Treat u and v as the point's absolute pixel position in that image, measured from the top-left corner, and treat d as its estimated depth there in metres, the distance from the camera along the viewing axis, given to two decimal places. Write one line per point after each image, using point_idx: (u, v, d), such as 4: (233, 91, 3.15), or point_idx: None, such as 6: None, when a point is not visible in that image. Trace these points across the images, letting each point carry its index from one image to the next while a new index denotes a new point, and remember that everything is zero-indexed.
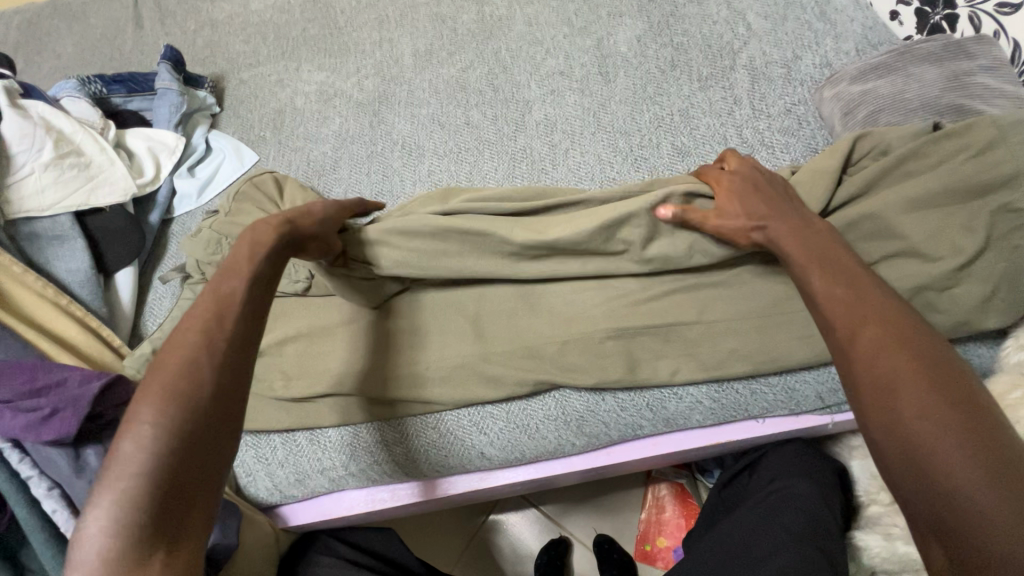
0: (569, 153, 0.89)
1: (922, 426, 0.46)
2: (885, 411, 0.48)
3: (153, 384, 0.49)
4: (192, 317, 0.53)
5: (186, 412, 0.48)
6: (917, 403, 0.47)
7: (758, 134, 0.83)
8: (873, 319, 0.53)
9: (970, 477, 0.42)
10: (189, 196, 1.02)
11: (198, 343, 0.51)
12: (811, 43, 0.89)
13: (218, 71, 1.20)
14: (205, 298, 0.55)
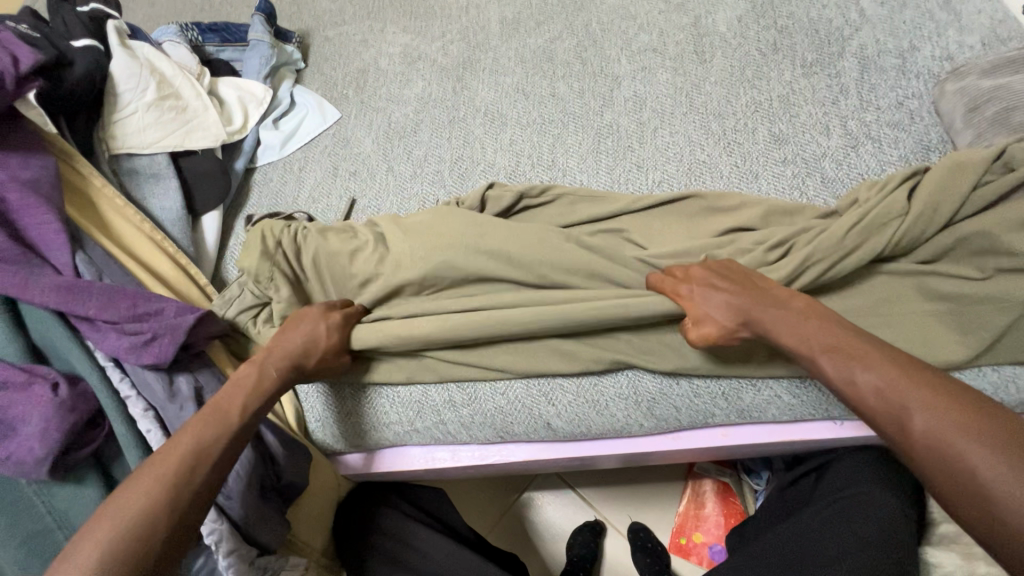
0: (658, 132, 0.87)
1: (963, 448, 0.46)
2: (929, 453, 0.48)
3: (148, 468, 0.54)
4: (189, 433, 0.57)
5: (144, 530, 0.50)
6: (942, 435, 0.48)
7: (865, 126, 0.79)
8: (852, 347, 0.57)
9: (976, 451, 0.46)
10: (272, 147, 1.05)
11: (174, 468, 0.54)
12: (931, 34, 0.83)
13: (304, 28, 1.22)
14: (206, 419, 0.59)
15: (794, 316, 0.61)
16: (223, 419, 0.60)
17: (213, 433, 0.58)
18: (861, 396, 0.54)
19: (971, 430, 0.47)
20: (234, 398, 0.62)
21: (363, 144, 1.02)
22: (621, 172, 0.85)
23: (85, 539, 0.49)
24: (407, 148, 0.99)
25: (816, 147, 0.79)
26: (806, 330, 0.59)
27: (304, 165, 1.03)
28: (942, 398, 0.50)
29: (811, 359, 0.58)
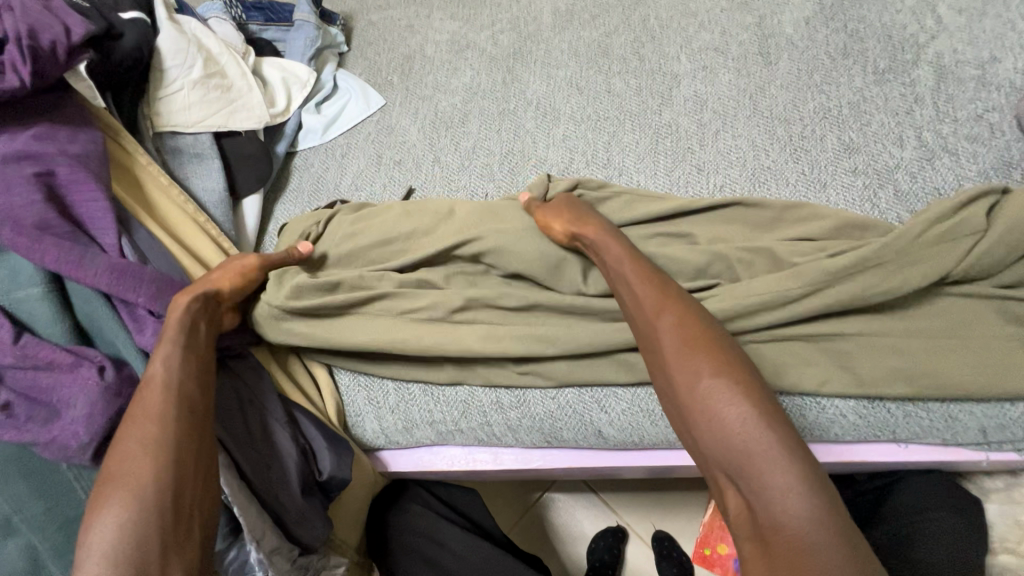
0: (720, 134, 0.84)
1: (750, 441, 0.48)
2: (706, 432, 0.51)
3: (116, 463, 0.53)
4: (134, 414, 0.56)
5: (147, 497, 0.51)
6: (752, 443, 0.48)
7: (941, 139, 0.76)
8: (682, 336, 0.56)
9: (760, 451, 0.48)
10: (314, 132, 1.02)
11: (137, 440, 0.54)
12: (1013, 45, 0.80)
13: (348, 10, 1.19)
14: (145, 393, 0.58)
15: (661, 299, 0.60)
16: (161, 385, 0.58)
17: (152, 403, 0.57)
18: (677, 386, 0.54)
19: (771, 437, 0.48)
20: (159, 363, 0.60)
21: (409, 133, 0.99)
22: (680, 174, 0.82)
23: (95, 529, 0.50)
24: (454, 139, 0.96)
25: (889, 158, 0.76)
26: (661, 320, 0.58)
27: (347, 151, 1.00)
28: (746, 396, 0.51)
29: (655, 334, 0.58)
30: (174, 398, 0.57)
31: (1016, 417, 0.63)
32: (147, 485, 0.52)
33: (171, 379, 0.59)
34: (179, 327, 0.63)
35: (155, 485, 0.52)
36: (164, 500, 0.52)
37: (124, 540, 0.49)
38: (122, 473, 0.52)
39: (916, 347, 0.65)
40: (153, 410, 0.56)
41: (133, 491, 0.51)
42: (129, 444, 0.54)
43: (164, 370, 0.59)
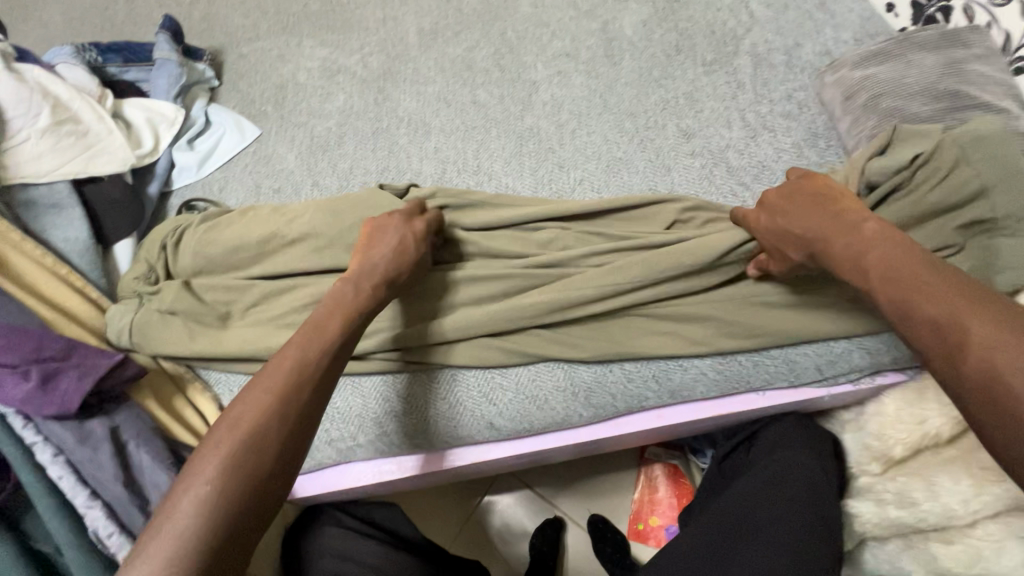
0: (576, 133, 0.90)
1: (973, 326, 0.47)
2: (921, 322, 0.50)
3: (211, 442, 0.51)
4: (256, 397, 0.54)
5: (248, 491, 0.49)
6: (959, 318, 0.48)
7: (761, 118, 0.86)
8: (884, 243, 0.56)
9: (990, 330, 0.46)
10: (188, 169, 1.00)
11: (274, 433, 0.53)
12: (811, 33, 0.91)
13: (216, 45, 1.19)
14: (272, 377, 0.56)
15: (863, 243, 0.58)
16: (280, 376, 0.56)
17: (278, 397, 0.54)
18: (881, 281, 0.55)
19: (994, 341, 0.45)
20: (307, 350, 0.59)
21: (286, 161, 1.00)
22: (544, 173, 0.88)
23: (179, 510, 0.47)
24: (332, 162, 0.98)
25: (720, 140, 0.85)
26: (858, 261, 0.57)
27: (224, 185, 1.00)
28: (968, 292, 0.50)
29: (831, 251, 0.60)
30: (289, 390, 0.55)
31: (840, 352, 0.72)
32: (259, 479, 0.50)
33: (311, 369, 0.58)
34: (344, 310, 0.64)
35: (267, 487, 0.51)
36: (240, 510, 0.49)
37: (187, 546, 0.45)
38: (236, 459, 0.50)
39: (754, 302, 0.72)
40: (277, 400, 0.54)
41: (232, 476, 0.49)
42: (237, 424, 0.52)
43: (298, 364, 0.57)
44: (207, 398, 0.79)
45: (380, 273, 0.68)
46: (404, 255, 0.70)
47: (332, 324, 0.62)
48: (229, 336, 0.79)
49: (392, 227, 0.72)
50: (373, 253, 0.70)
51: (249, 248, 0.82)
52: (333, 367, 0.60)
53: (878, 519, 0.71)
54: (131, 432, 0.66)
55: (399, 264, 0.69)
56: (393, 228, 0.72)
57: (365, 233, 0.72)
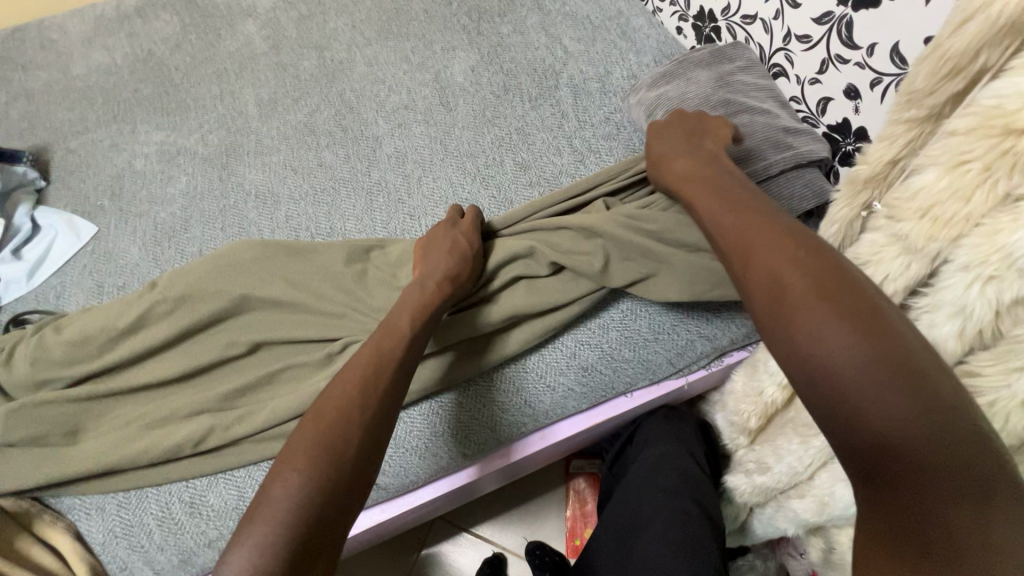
0: (422, 180, 0.93)
1: (838, 361, 0.43)
2: (774, 315, 0.48)
3: (308, 422, 0.55)
4: (344, 376, 0.59)
5: (351, 459, 0.54)
6: (835, 351, 0.44)
7: (586, 142, 0.93)
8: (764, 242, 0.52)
9: (854, 366, 0.42)
10: (17, 280, 0.93)
11: (358, 404, 0.57)
12: (618, 59, 1.01)
13: (39, 143, 1.12)
14: (357, 360, 0.61)
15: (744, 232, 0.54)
16: (355, 366, 0.60)
17: (355, 380, 0.58)
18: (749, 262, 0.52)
19: (813, 315, 0.45)
20: (369, 344, 0.63)
21: (130, 254, 0.95)
22: (397, 223, 0.90)
23: (282, 481, 0.51)
24: (179, 248, 0.94)
25: (553, 167, 0.91)
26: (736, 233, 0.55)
27: (62, 291, 0.93)
28: (867, 326, 0.44)
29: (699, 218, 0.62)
30: (379, 366, 0.60)
31: (685, 344, 0.79)
32: (350, 453, 0.54)
33: (384, 361, 0.61)
34: (414, 306, 0.67)
35: (360, 453, 0.54)
36: (344, 474, 0.53)
37: (296, 507, 0.49)
38: (322, 431, 0.54)
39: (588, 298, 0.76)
40: (358, 382, 0.58)
41: (330, 439, 0.54)
42: (339, 400, 0.57)
43: (371, 355, 0.61)
44: (59, 528, 0.72)
45: (443, 270, 0.71)
46: (461, 255, 0.73)
47: (405, 320, 0.66)
48: (75, 455, 0.72)
49: (443, 228, 0.78)
50: (438, 242, 0.76)
51: (86, 356, 0.76)
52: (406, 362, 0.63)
53: (750, 488, 0.78)
54: None
55: (453, 263, 0.72)
56: (444, 230, 0.77)
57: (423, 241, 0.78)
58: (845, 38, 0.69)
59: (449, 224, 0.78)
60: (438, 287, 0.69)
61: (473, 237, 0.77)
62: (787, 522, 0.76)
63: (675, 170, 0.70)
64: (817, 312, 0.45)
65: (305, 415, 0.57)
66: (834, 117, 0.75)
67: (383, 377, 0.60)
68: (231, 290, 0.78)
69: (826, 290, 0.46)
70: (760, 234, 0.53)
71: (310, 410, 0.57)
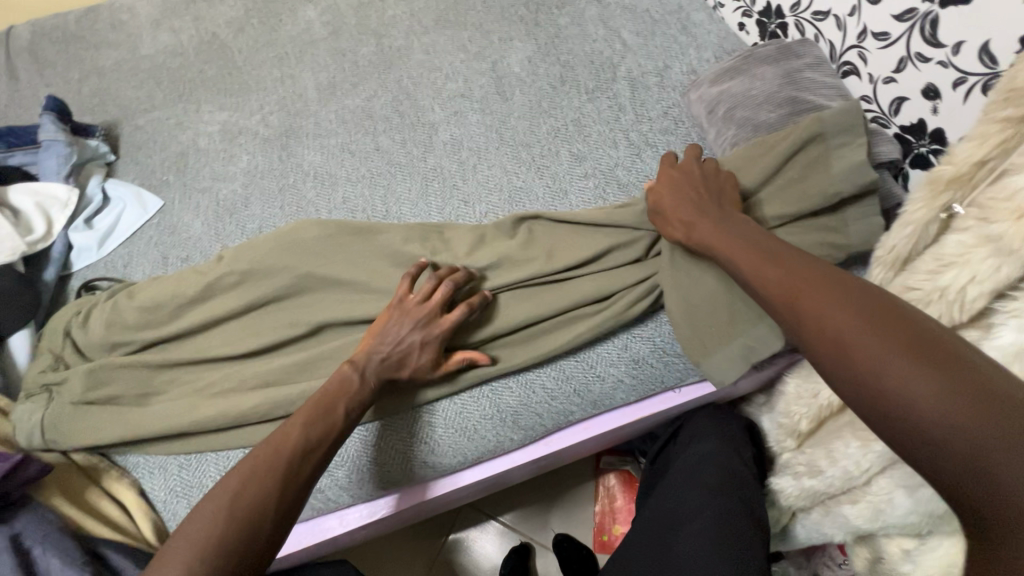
0: (477, 167, 0.94)
1: (900, 390, 0.42)
2: (830, 347, 0.48)
3: (219, 492, 0.55)
4: (265, 451, 0.59)
5: (253, 542, 0.54)
6: (886, 380, 0.43)
7: (643, 136, 0.93)
8: (811, 286, 0.52)
9: (919, 393, 0.41)
10: (88, 249, 0.97)
11: (271, 488, 0.57)
12: (678, 54, 1.01)
13: (109, 118, 1.17)
14: (286, 435, 0.61)
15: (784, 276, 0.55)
16: (279, 452, 0.59)
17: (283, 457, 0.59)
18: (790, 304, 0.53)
19: (875, 348, 0.45)
20: (299, 430, 0.62)
21: (193, 228, 0.99)
22: (451, 209, 0.91)
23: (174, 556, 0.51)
24: (240, 224, 0.97)
25: (608, 160, 0.91)
26: (778, 278, 0.56)
27: (130, 260, 0.97)
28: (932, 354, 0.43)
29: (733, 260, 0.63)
30: (299, 451, 0.60)
31: None
32: (252, 538, 0.54)
33: (308, 450, 0.61)
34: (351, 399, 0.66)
35: (259, 541, 0.54)
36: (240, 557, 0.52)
37: None
38: (225, 521, 0.53)
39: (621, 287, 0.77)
40: (275, 471, 0.58)
41: (233, 520, 0.53)
42: (255, 476, 0.57)
43: (302, 439, 0.61)
44: (125, 484, 0.76)
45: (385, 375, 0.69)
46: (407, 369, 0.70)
47: (342, 408, 0.65)
48: (146, 416, 0.75)
49: (403, 313, 0.71)
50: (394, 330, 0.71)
51: (156, 323, 0.79)
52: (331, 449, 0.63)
53: (798, 492, 0.76)
54: (36, 536, 0.62)
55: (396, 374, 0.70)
56: (404, 315, 0.71)
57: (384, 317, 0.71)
58: (928, 37, 0.67)
59: (416, 311, 0.71)
60: (374, 381, 0.68)
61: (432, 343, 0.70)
62: (834, 528, 0.75)
63: (691, 214, 0.69)
64: (873, 349, 0.45)
65: (219, 482, 0.57)
66: (908, 118, 0.73)
67: (301, 469, 0.60)
68: (293, 267, 0.80)
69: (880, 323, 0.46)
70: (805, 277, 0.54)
71: (225, 478, 0.57)
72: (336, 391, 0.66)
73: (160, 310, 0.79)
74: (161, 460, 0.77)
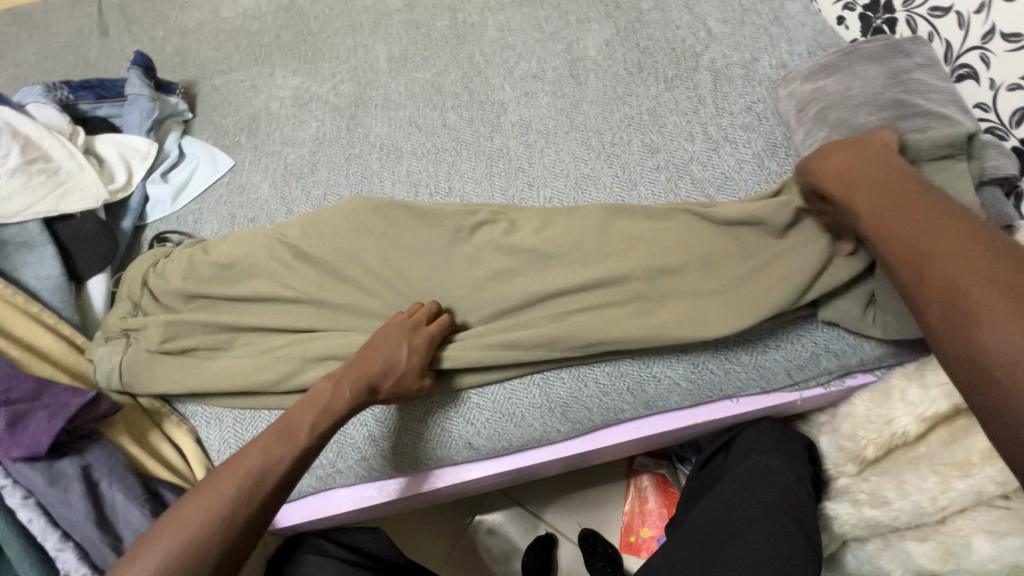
0: (545, 151, 0.92)
1: (1018, 377, 0.41)
2: (949, 313, 0.47)
3: (168, 523, 0.55)
4: (218, 479, 0.58)
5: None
6: (1005, 359, 0.42)
7: (722, 130, 0.88)
8: (958, 249, 0.49)
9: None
10: (163, 202, 1.01)
11: (216, 522, 0.55)
12: (767, 46, 0.95)
13: (189, 77, 1.20)
14: (240, 461, 0.59)
15: (941, 232, 0.51)
16: (231, 478, 0.58)
17: (231, 487, 0.57)
18: (923, 267, 0.50)
19: (1002, 323, 0.43)
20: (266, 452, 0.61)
21: (260, 189, 1.01)
22: (515, 191, 0.89)
23: None
24: (305, 190, 0.99)
25: (683, 154, 0.87)
26: (919, 242, 0.52)
27: (200, 216, 1.00)
28: None
29: (874, 220, 0.57)
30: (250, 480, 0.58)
31: (810, 356, 0.74)
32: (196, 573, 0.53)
33: (267, 473, 0.59)
34: (320, 415, 0.65)
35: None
36: None
37: None
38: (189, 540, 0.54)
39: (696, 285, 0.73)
40: (225, 496, 0.57)
41: (173, 554, 0.53)
42: (198, 509, 0.56)
43: (259, 468, 0.59)
44: (183, 430, 0.79)
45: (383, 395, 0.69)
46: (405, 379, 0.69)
47: (303, 431, 0.63)
48: (209, 368, 0.78)
49: (385, 330, 0.71)
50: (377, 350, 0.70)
51: (227, 280, 0.82)
52: (290, 476, 0.61)
53: (856, 520, 0.72)
54: (104, 469, 0.66)
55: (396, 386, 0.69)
56: (386, 334, 0.70)
57: (365, 343, 0.71)
58: None
59: (404, 327, 0.71)
60: (349, 398, 0.66)
61: (423, 349, 0.70)
62: (893, 563, 0.70)
63: (856, 171, 0.61)
64: (998, 329, 0.43)
65: (169, 511, 0.56)
66: None
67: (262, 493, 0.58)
68: (357, 237, 0.81)
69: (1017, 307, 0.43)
70: (948, 241, 0.50)
71: (174, 508, 0.57)
72: (304, 411, 0.65)
73: (230, 268, 0.82)
74: (218, 412, 0.80)
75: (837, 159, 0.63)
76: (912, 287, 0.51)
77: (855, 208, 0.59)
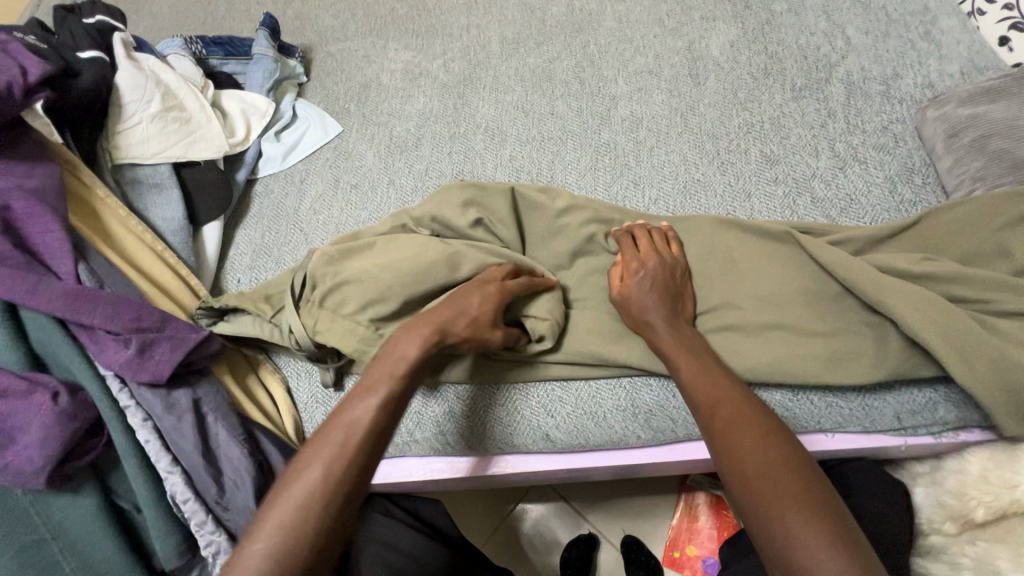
0: (654, 150, 0.90)
1: (810, 558, 0.50)
2: (743, 480, 0.56)
3: (286, 498, 0.49)
4: (321, 440, 0.52)
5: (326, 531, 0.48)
6: (797, 538, 0.51)
7: (852, 148, 0.83)
8: (733, 414, 0.61)
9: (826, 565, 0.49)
10: (274, 159, 1.05)
11: (350, 475, 0.51)
12: (913, 63, 0.88)
13: (306, 43, 1.25)
14: (339, 416, 0.53)
15: (727, 402, 0.62)
16: (346, 435, 0.52)
17: (346, 438, 0.52)
18: (711, 417, 0.62)
19: (789, 510, 0.53)
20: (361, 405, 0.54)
21: (366, 157, 1.04)
22: (619, 189, 0.88)
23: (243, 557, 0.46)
24: (408, 163, 1.01)
25: (805, 169, 0.82)
26: (712, 405, 0.62)
27: (306, 177, 1.04)
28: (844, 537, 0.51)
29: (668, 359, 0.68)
30: (361, 430, 0.53)
31: (923, 403, 0.69)
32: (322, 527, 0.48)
33: (370, 428, 0.53)
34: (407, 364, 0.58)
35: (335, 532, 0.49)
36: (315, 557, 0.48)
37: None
38: (306, 503, 0.48)
39: (819, 310, 0.71)
40: (341, 448, 0.51)
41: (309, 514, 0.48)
42: (324, 467, 0.50)
43: (366, 423, 0.53)
44: (276, 379, 0.83)
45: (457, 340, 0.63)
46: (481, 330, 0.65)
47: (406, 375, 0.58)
48: None
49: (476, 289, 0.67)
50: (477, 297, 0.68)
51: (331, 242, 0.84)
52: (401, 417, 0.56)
53: None
54: (211, 404, 0.71)
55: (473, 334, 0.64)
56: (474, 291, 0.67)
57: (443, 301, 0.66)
58: None
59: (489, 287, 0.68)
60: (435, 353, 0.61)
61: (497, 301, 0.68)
62: None
63: (647, 305, 0.70)
64: (789, 515, 0.52)
65: (274, 490, 0.50)
66: None
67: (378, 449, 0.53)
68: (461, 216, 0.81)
69: (804, 498, 0.53)
70: (735, 406, 0.62)
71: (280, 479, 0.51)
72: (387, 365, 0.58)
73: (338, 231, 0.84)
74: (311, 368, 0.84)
75: (642, 293, 0.71)
76: (716, 451, 0.60)
77: (656, 344, 0.69)
